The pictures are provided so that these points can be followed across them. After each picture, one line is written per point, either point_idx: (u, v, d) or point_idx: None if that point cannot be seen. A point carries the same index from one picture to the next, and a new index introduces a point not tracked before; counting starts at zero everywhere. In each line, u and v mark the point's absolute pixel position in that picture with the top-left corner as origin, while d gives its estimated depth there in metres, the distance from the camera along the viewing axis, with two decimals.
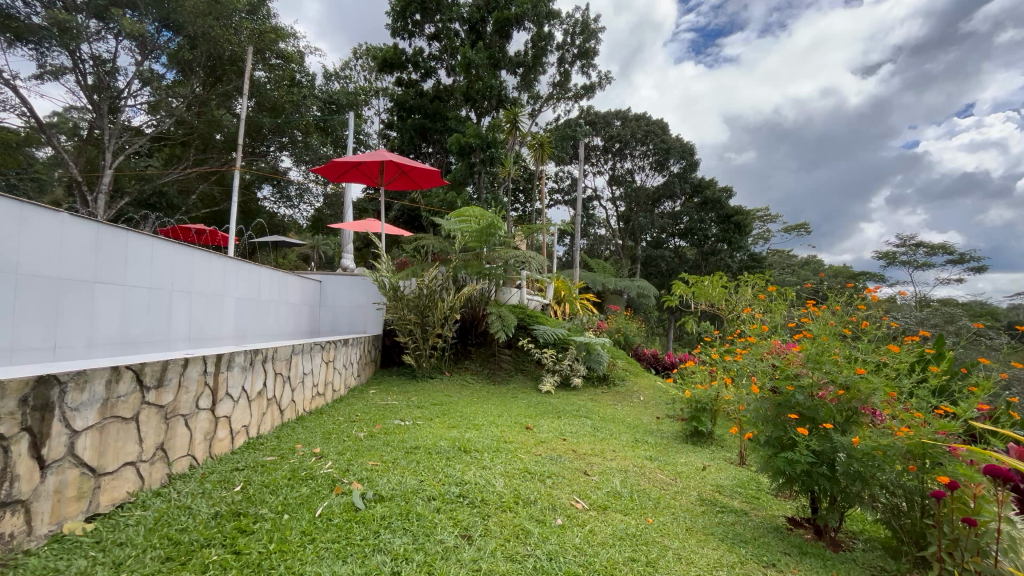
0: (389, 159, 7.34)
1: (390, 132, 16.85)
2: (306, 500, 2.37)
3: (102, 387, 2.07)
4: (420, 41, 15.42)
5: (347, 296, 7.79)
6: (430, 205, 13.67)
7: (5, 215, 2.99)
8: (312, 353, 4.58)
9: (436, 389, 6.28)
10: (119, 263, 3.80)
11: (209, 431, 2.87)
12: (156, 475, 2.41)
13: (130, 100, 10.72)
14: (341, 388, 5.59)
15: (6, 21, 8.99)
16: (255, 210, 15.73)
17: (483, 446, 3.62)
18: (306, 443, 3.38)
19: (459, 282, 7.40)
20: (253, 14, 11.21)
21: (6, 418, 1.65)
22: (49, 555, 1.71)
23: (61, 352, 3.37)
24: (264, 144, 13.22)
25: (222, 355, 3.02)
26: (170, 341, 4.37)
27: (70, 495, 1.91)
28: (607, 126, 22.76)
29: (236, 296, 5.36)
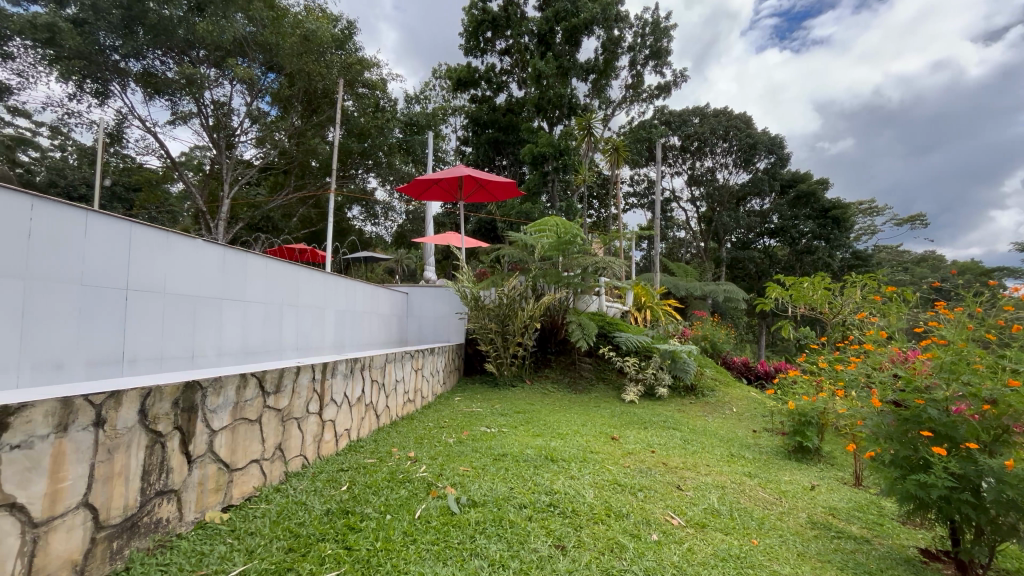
0: (467, 173, 7.61)
1: (466, 147, 17.46)
2: (405, 502, 2.49)
3: (234, 392, 2.32)
4: (492, 57, 15.96)
5: (431, 307, 8.15)
6: (505, 216, 13.94)
7: (153, 243, 3.50)
8: (403, 361, 4.84)
9: (519, 397, 6.34)
10: (242, 281, 4.30)
11: (318, 433, 3.13)
12: (276, 473, 2.66)
13: (242, 137, 11.94)
14: (429, 394, 5.84)
15: (150, 78, 10.65)
16: (346, 229, 17.00)
17: (570, 456, 3.59)
18: (401, 447, 3.56)
19: (538, 291, 7.44)
20: (342, 49, 12.23)
21: (163, 417, 1.92)
22: (196, 539, 1.96)
23: (198, 360, 3.85)
24: (353, 167, 14.28)
25: (326, 364, 3.27)
26: (283, 350, 4.87)
27: (210, 487, 2.17)
28: (685, 124, 21.49)
29: (335, 308, 5.83)
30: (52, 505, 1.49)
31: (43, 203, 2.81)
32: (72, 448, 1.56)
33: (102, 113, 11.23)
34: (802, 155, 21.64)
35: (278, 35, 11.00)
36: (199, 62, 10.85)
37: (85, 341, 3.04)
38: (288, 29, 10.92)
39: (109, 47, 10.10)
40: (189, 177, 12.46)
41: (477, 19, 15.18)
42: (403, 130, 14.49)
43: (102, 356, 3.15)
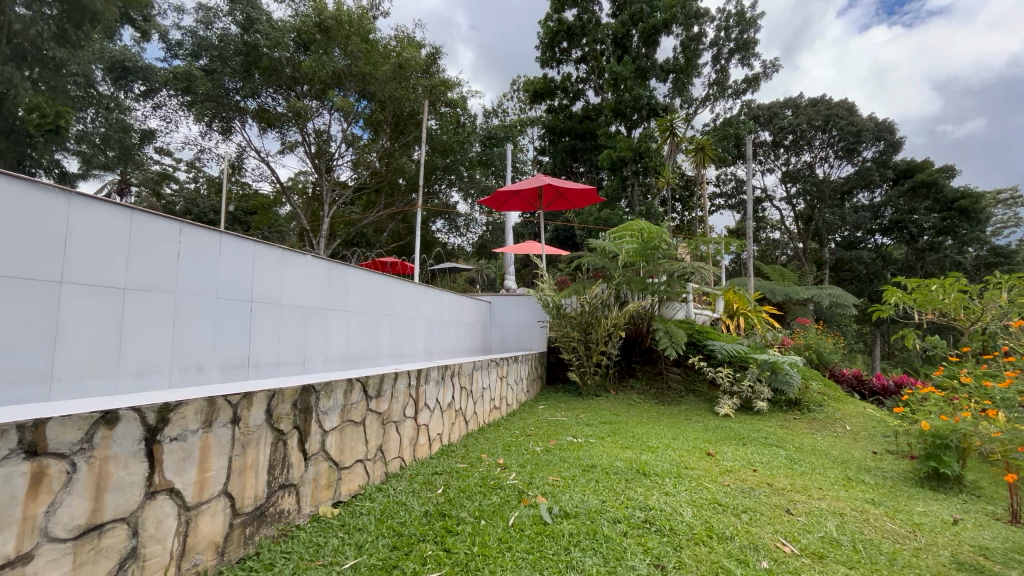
0: (547, 182, 7.65)
1: (544, 157, 17.53)
2: (498, 508, 2.51)
3: (342, 396, 2.50)
4: (568, 66, 15.90)
5: (514, 316, 8.27)
6: (584, 224, 13.76)
7: (272, 260, 3.91)
8: (489, 369, 4.92)
9: (604, 408, 6.19)
10: (344, 292, 4.67)
11: (413, 436, 3.28)
12: (377, 473, 2.82)
13: (339, 160, 12.94)
14: (514, 401, 5.91)
15: (264, 113, 11.94)
16: (430, 242, 17.86)
17: (664, 471, 3.41)
18: (490, 453, 3.62)
19: (621, 298, 7.24)
20: (427, 73, 12.82)
21: (284, 417, 2.11)
22: (312, 530, 2.13)
23: (309, 365, 4.24)
24: (437, 182, 14.95)
25: (420, 370, 3.42)
26: (380, 357, 5.19)
27: (323, 484, 2.35)
28: (778, 116, 19.72)
29: (425, 317, 6.13)
30: (200, 491, 1.70)
31: (188, 227, 3.25)
32: (216, 442, 1.77)
33: (227, 147, 12.73)
34: (920, 141, 19.12)
35: (370, 65, 11.78)
36: (304, 96, 11.93)
37: (220, 347, 3.46)
38: (381, 60, 11.73)
39: (233, 91, 11.53)
40: (295, 200, 13.78)
41: (552, 30, 15.27)
42: (482, 144, 15.03)
43: (233, 360, 3.57)
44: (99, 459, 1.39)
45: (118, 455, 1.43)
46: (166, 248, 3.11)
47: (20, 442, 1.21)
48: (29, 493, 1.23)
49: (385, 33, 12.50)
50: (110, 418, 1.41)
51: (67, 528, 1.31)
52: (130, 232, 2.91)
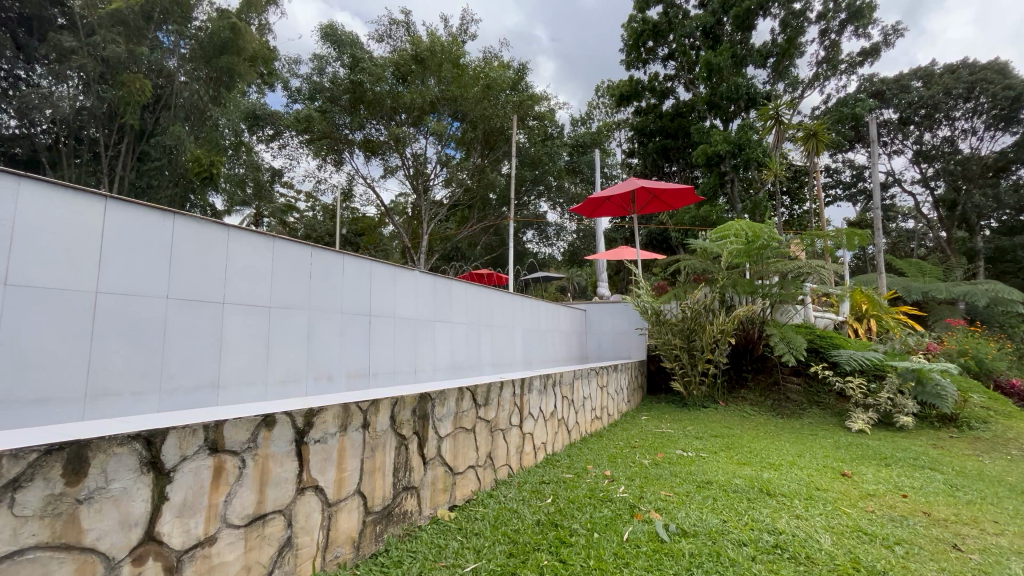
0: (640, 185, 7.42)
1: (633, 159, 16.87)
2: (611, 522, 2.45)
3: (454, 404, 2.60)
4: (655, 65, 15.26)
5: (611, 323, 8.10)
6: (679, 225, 13.09)
7: (385, 276, 4.22)
8: (589, 378, 4.86)
9: (713, 420, 5.77)
10: (448, 305, 4.91)
11: (520, 445, 3.33)
12: (487, 479, 2.90)
13: (434, 180, 13.64)
14: (615, 412, 5.76)
15: (369, 142, 12.91)
16: (521, 253, 18.19)
17: (792, 492, 3.09)
18: (596, 465, 3.55)
19: (727, 303, 6.74)
20: (515, 90, 13.17)
21: (405, 423, 2.25)
22: (433, 532, 2.24)
23: (420, 374, 4.51)
24: (526, 195, 15.20)
25: (524, 380, 3.46)
26: (482, 366, 5.37)
27: (440, 487, 2.47)
28: (905, 89, 17.16)
29: (523, 327, 6.22)
30: (339, 489, 1.87)
31: (317, 250, 3.64)
32: (350, 445, 1.94)
33: (338, 177, 14.01)
34: None
35: (461, 89, 12.34)
36: (404, 123, 12.68)
37: (346, 358, 3.81)
38: (471, 81, 12.26)
39: (342, 126, 12.63)
40: (397, 220, 14.80)
41: (637, 30, 14.83)
42: (569, 153, 15.14)
43: (357, 370, 3.91)
44: (262, 457, 1.58)
45: (275, 454, 1.63)
46: (300, 269, 3.50)
47: (206, 439, 1.43)
48: (212, 483, 1.44)
49: (474, 56, 13.08)
50: (268, 420, 1.61)
51: (240, 516, 1.51)
52: (273, 257, 3.33)
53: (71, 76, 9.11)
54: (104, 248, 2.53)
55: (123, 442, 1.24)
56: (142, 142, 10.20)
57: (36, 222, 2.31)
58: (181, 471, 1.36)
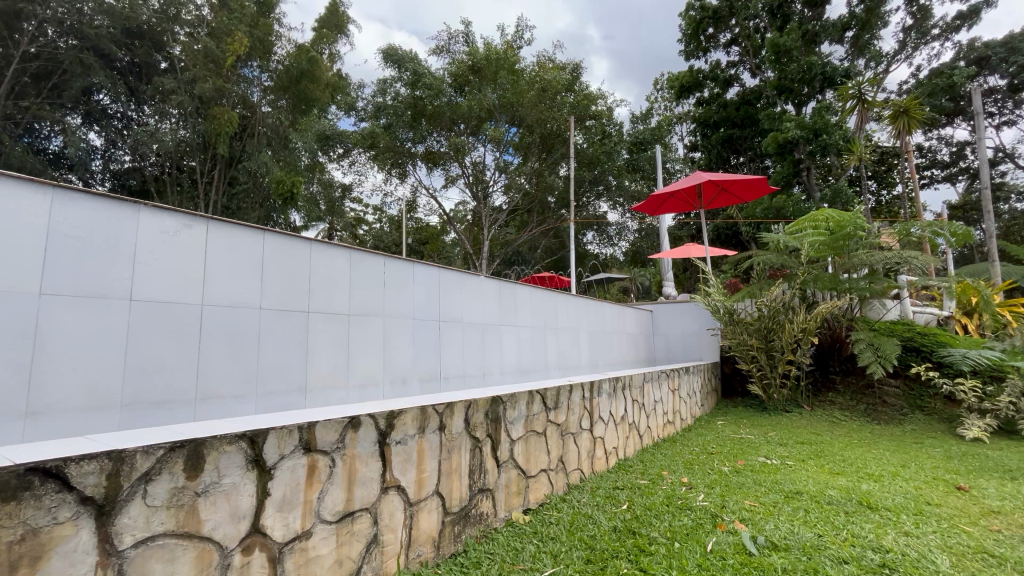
0: (707, 179, 7.08)
1: (696, 152, 16.15)
2: (692, 532, 2.34)
3: (524, 407, 2.61)
4: (718, 53, 14.59)
5: (680, 324, 7.79)
6: (750, 217, 12.29)
7: (453, 281, 4.33)
8: (660, 381, 4.69)
9: (799, 426, 5.36)
10: (513, 308, 4.96)
11: (591, 449, 3.28)
12: (559, 483, 2.88)
13: (493, 187, 13.79)
14: (688, 417, 5.52)
15: (430, 156, 13.14)
16: (581, 254, 17.95)
17: (898, 506, 2.79)
18: (671, 471, 3.41)
19: (809, 300, 6.26)
20: (570, 90, 13.15)
21: (478, 425, 2.28)
22: (509, 535, 2.26)
23: (489, 377, 4.58)
24: (585, 195, 14.97)
25: (593, 383, 3.41)
26: (549, 369, 5.36)
27: (514, 490, 2.48)
28: (1017, 51, 14.36)
29: (588, 329, 6.15)
30: (419, 489, 1.94)
31: (390, 259, 3.81)
32: (428, 447, 2.00)
33: (403, 189, 14.47)
34: None
35: (517, 94, 12.44)
36: (463, 132, 12.89)
37: (419, 362, 3.95)
38: (526, 87, 12.35)
39: (405, 139, 12.99)
40: (458, 228, 15.08)
41: (695, 19, 14.22)
42: (629, 151, 14.78)
43: (429, 374, 4.04)
44: (350, 457, 1.67)
45: (361, 454, 1.71)
46: (375, 278, 3.69)
47: (301, 439, 1.53)
48: (307, 481, 1.54)
49: (528, 60, 13.14)
50: (354, 423, 1.69)
51: (332, 512, 1.61)
52: (350, 267, 3.53)
53: (171, 113, 10.07)
54: (206, 265, 2.80)
55: (232, 441, 1.36)
56: (232, 168, 10.98)
57: (152, 244, 2.60)
58: (280, 468, 1.47)
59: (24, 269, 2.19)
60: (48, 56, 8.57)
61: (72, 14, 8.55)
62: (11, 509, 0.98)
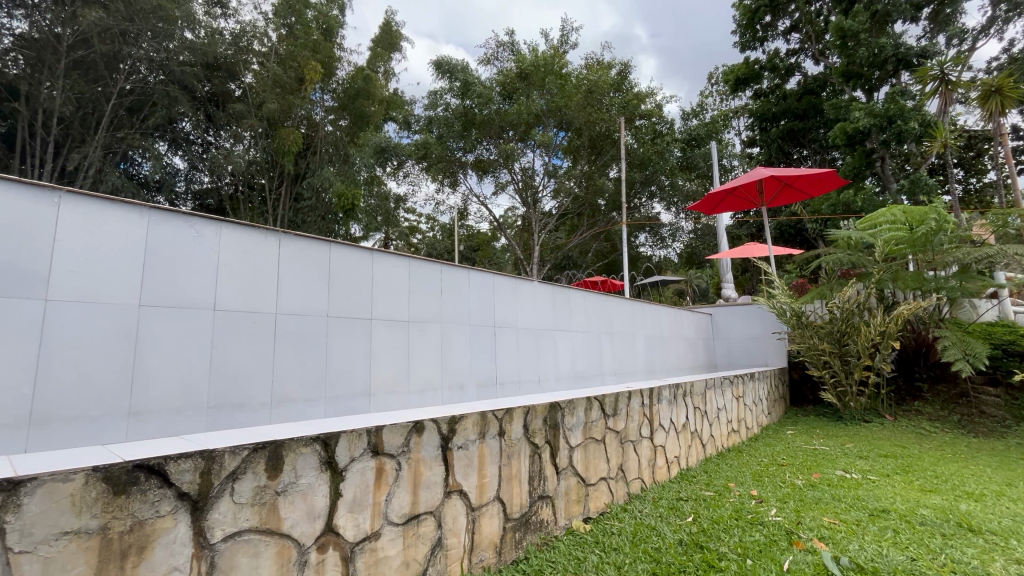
0: (769, 174, 6.72)
1: (755, 147, 15.37)
2: (765, 549, 2.21)
3: (583, 413, 2.57)
4: (777, 41, 13.88)
5: (742, 328, 7.42)
6: (816, 214, 11.54)
7: (507, 287, 4.37)
8: (723, 388, 4.48)
9: (882, 437, 4.92)
10: (567, 313, 4.93)
11: (651, 457, 3.18)
12: (620, 492, 2.82)
13: (542, 192, 13.77)
14: (754, 426, 5.24)
15: (480, 162, 13.35)
16: (633, 257, 17.55)
17: (1006, 530, 2.50)
18: (739, 483, 3.24)
19: (888, 301, 5.77)
20: (619, 90, 12.93)
21: (537, 431, 2.27)
22: (570, 543, 2.23)
23: (545, 383, 4.57)
24: (637, 196, 14.65)
25: (653, 389, 3.31)
26: (605, 375, 5.27)
27: (574, 498, 2.45)
28: None
29: (644, 334, 5.99)
30: (480, 495, 1.96)
31: (446, 267, 3.90)
32: (488, 452, 2.01)
33: (454, 198, 14.54)
34: None
35: (565, 98, 12.41)
36: (512, 139, 12.95)
37: (476, 367, 4.01)
38: (573, 90, 12.29)
39: (456, 149, 13.11)
40: (509, 234, 15.18)
41: (751, 8, 13.59)
42: (681, 149, 14.33)
43: (486, 379, 4.09)
44: (414, 460, 1.72)
45: (425, 457, 1.75)
46: (433, 285, 3.79)
47: (369, 442, 1.58)
48: (375, 483, 1.59)
49: (575, 64, 13.05)
50: (418, 427, 1.73)
51: (399, 515, 1.65)
52: (410, 275, 3.64)
53: (244, 137, 10.82)
54: (279, 276, 2.98)
55: (307, 443, 1.42)
56: (297, 185, 11.62)
57: (232, 258, 2.80)
58: (351, 470, 1.53)
59: (128, 284, 2.44)
60: (141, 91, 8.84)
61: (162, 52, 8.70)
62: (121, 502, 1.08)
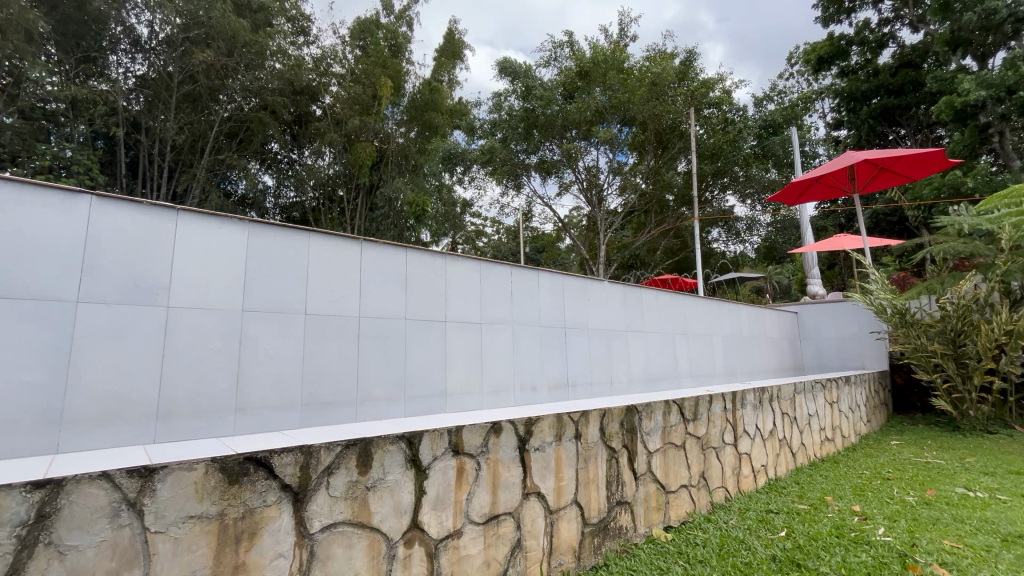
0: (862, 158, 6.10)
1: (842, 130, 13.96)
2: (874, 571, 2.00)
3: (661, 418, 2.48)
4: (867, 10, 12.45)
5: (833, 327, 6.81)
6: (918, 199, 10.35)
7: (577, 287, 4.32)
8: (815, 393, 4.13)
9: (1011, 451, 4.30)
10: (639, 313, 4.78)
11: (736, 466, 3.00)
12: (703, 501, 2.68)
13: (607, 190, 13.49)
14: (851, 434, 4.78)
15: (544, 163, 13.29)
16: (705, 254, 16.69)
17: None
18: (837, 497, 2.96)
19: (1015, 295, 5.05)
20: (685, 80, 12.38)
21: (615, 435, 2.22)
22: (650, 552, 2.15)
23: (617, 386, 4.46)
24: (708, 190, 13.94)
25: (736, 393, 3.12)
26: (681, 377, 5.05)
27: (653, 506, 2.36)
28: None
29: (722, 334, 5.68)
30: (558, 497, 1.94)
31: (517, 269, 3.93)
32: (565, 455, 1.99)
33: (519, 201, 14.67)
34: None
35: (629, 93, 12.06)
36: (576, 138, 12.80)
37: (547, 369, 4.00)
38: (637, 84, 11.90)
39: (519, 152, 13.21)
40: (574, 234, 15.01)
41: None
42: (756, 137, 13.44)
43: (557, 381, 4.07)
44: (493, 461, 1.74)
45: (504, 459, 1.77)
46: (503, 288, 3.83)
47: (450, 442, 1.62)
48: (457, 483, 1.63)
49: (637, 56, 12.68)
50: (496, 428, 1.75)
51: (479, 514, 1.68)
52: (480, 278, 3.71)
53: (326, 152, 11.41)
54: (361, 281, 3.15)
55: (393, 441, 1.48)
56: (371, 196, 12.23)
57: (320, 266, 3.00)
58: (433, 469, 1.58)
59: (233, 292, 2.69)
60: (237, 118, 9.60)
61: (254, 82, 9.30)
62: (234, 490, 1.18)
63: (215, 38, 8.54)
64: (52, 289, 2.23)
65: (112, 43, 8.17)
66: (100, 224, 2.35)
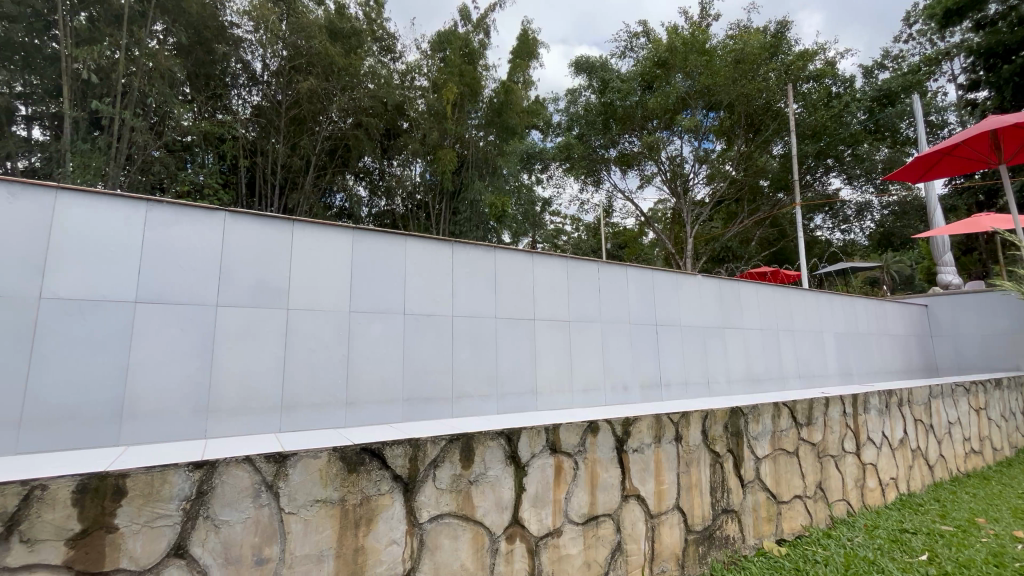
0: (1006, 123, 5.19)
1: (982, 92, 11.56)
2: None
3: (770, 422, 2.29)
4: None
5: (974, 321, 5.87)
6: None
7: (668, 283, 4.14)
8: (956, 398, 3.58)
9: None
10: (737, 309, 4.48)
11: (859, 477, 2.69)
12: (821, 515, 2.44)
13: (693, 180, 12.79)
14: (1005, 447, 4.07)
15: (624, 157, 12.92)
16: (808, 243, 15.18)
17: None
18: (992, 519, 2.53)
19: None
20: (777, 55, 11.37)
21: (718, 438, 2.08)
22: (763, 566, 1.99)
23: (715, 387, 4.20)
24: (810, 173, 12.69)
25: (858, 396, 2.80)
26: (786, 378, 4.64)
27: (764, 516, 2.19)
28: None
29: (834, 332, 5.14)
30: (659, 502, 1.86)
31: (603, 266, 3.86)
32: (665, 458, 1.91)
33: (599, 196, 14.39)
34: None
35: (713, 74, 11.15)
36: (657, 128, 12.27)
37: (639, 367, 3.88)
38: (720, 65, 10.99)
39: (598, 147, 12.98)
40: (658, 228, 14.42)
41: None
42: (867, 110, 12.06)
43: (650, 380, 3.92)
44: (590, 461, 1.71)
45: (601, 459, 1.73)
46: (590, 285, 3.78)
47: (548, 440, 1.62)
48: (555, 481, 1.62)
49: (720, 35, 11.90)
50: (593, 427, 1.72)
51: (578, 514, 1.66)
52: (567, 276, 3.69)
53: (414, 162, 11.90)
54: (453, 281, 3.27)
55: (493, 437, 1.52)
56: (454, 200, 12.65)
57: (416, 268, 3.16)
58: (533, 465, 1.58)
59: (341, 294, 2.91)
60: (337, 136, 10.30)
61: (351, 102, 9.94)
62: (353, 478, 1.28)
63: (315, 65, 9.32)
64: (198, 296, 2.57)
65: (233, 79, 9.31)
66: (233, 238, 2.68)
